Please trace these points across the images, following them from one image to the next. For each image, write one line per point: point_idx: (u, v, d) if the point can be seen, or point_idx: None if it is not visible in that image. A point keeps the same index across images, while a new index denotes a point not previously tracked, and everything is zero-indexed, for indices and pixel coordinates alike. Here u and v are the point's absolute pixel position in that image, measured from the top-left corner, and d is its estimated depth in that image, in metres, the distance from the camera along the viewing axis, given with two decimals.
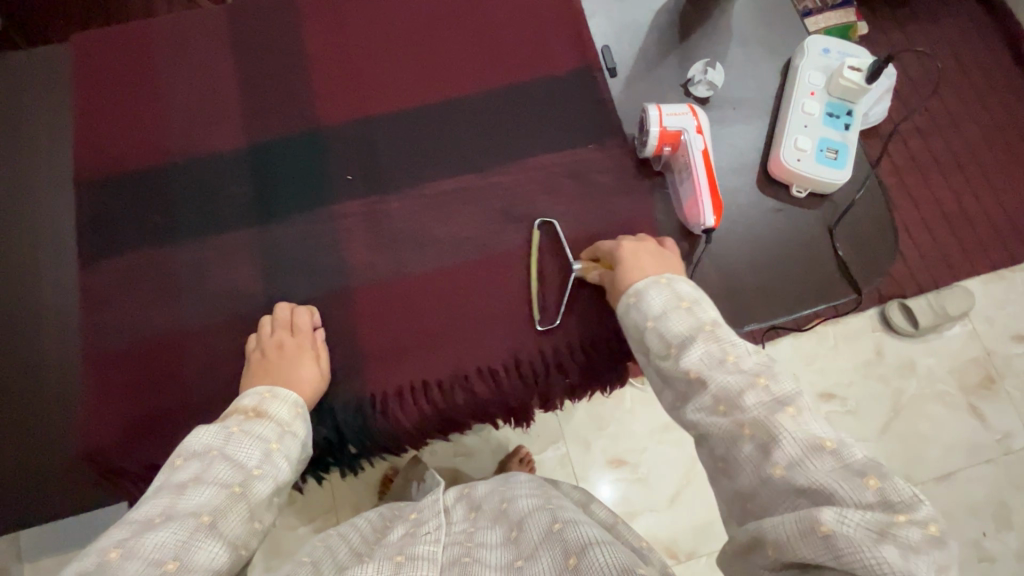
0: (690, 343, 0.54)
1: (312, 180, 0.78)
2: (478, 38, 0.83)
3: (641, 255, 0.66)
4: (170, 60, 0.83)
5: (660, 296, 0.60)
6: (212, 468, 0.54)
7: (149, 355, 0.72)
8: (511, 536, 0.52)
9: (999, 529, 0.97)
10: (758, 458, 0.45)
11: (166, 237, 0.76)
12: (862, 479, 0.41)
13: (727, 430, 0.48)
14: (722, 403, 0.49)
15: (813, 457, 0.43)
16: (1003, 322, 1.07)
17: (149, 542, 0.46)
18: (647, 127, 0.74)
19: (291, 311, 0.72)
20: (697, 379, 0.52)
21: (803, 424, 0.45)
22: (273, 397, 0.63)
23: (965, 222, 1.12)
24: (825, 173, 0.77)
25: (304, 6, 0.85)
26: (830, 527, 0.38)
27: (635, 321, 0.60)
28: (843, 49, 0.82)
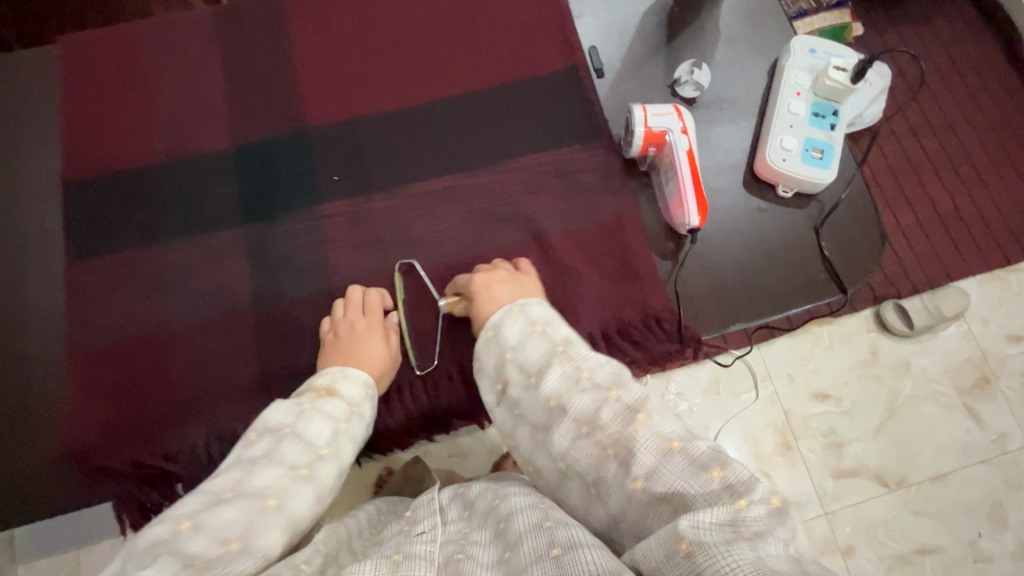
0: (547, 368, 0.52)
1: (298, 180, 0.79)
2: (463, 39, 0.83)
3: (502, 286, 0.65)
4: (157, 62, 0.83)
5: (515, 326, 0.57)
6: (282, 445, 0.53)
7: (136, 355, 0.73)
8: (499, 529, 0.50)
9: (994, 530, 0.97)
10: (621, 476, 0.44)
11: (153, 238, 0.77)
12: (706, 472, 0.41)
13: (593, 454, 0.46)
14: (583, 425, 0.47)
15: (665, 462, 0.42)
16: (999, 322, 1.07)
17: (221, 519, 0.45)
18: (632, 127, 0.75)
19: (362, 293, 0.73)
20: (556, 406, 0.49)
21: (656, 426, 0.44)
22: (345, 376, 0.63)
23: (962, 222, 1.11)
24: (811, 173, 0.77)
25: (288, 8, 0.85)
26: (690, 542, 0.37)
27: (497, 357, 0.57)
28: (829, 50, 0.82)
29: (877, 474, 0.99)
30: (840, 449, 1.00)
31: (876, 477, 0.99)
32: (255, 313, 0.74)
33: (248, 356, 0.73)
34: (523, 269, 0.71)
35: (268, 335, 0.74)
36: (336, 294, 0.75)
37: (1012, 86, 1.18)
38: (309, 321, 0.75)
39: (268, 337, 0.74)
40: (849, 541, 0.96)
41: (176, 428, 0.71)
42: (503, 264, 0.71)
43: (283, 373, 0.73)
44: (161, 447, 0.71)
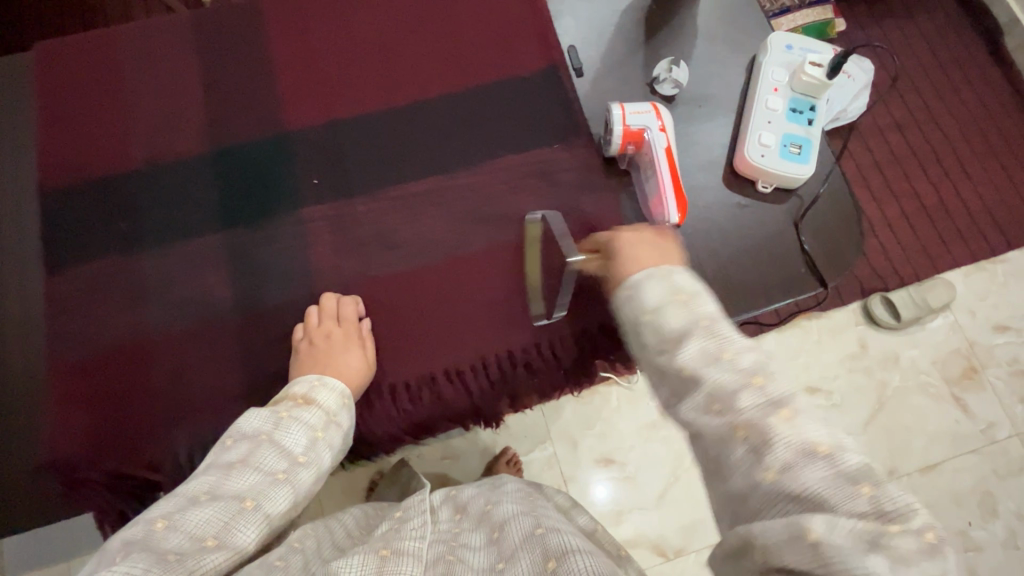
0: (686, 338, 0.42)
1: (279, 184, 0.78)
2: (442, 41, 0.83)
3: (637, 247, 0.53)
4: (135, 69, 0.83)
5: (657, 288, 0.45)
6: (259, 451, 0.53)
7: (116, 365, 0.72)
8: (492, 536, 0.52)
9: (984, 519, 0.98)
10: (750, 463, 0.38)
11: (132, 245, 0.76)
12: (853, 486, 0.36)
13: (719, 432, 0.39)
14: (715, 403, 0.40)
15: (806, 462, 0.37)
16: (985, 313, 1.08)
17: (196, 518, 0.46)
18: (611, 125, 0.75)
19: (337, 301, 0.73)
20: (690, 378, 0.41)
21: (802, 426, 0.38)
22: (322, 386, 0.63)
23: (946, 214, 1.12)
24: (789, 168, 0.78)
25: (267, 11, 0.85)
26: (817, 535, 0.34)
27: (633, 318, 0.46)
28: (805, 45, 0.83)
29: None
30: None
31: None
32: (237, 318, 0.74)
33: (230, 363, 0.73)
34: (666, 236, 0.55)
35: (251, 341, 0.74)
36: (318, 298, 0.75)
37: (992, 78, 1.20)
38: (292, 325, 0.74)
39: (250, 344, 0.74)
40: None
41: (160, 437, 0.71)
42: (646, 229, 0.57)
43: (266, 378, 0.72)
44: (142, 456, 0.70)
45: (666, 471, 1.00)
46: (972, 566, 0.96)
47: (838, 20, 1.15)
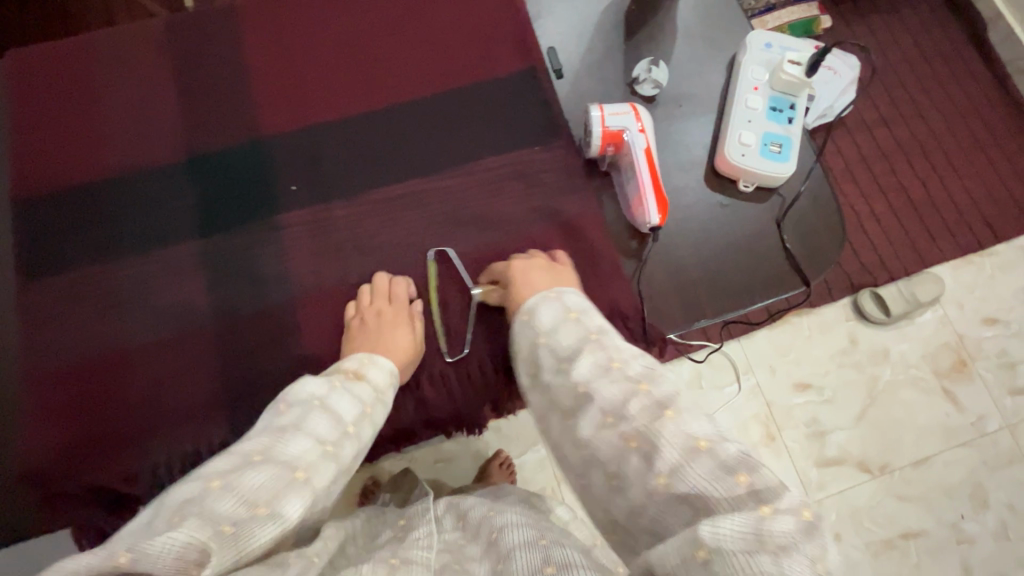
0: (577, 355, 0.50)
1: (256, 189, 0.78)
2: (419, 43, 0.83)
3: (536, 274, 0.65)
4: (107, 75, 0.82)
5: (549, 312, 0.55)
6: (312, 417, 0.52)
7: (92, 377, 0.71)
8: (492, 539, 0.50)
9: (976, 511, 0.98)
10: (643, 471, 0.41)
11: (105, 254, 0.75)
12: (731, 476, 0.37)
13: (613, 447, 0.43)
14: (608, 415, 0.44)
15: (688, 461, 0.39)
16: (974, 306, 1.08)
17: (250, 481, 0.44)
18: (590, 127, 0.75)
19: (389, 281, 0.74)
20: (583, 394, 0.47)
21: (684, 424, 0.41)
22: (372, 363, 0.63)
23: (933, 208, 1.12)
24: (769, 167, 0.77)
25: (240, 15, 0.84)
26: (709, 548, 0.34)
27: (529, 341, 0.55)
28: (784, 43, 0.83)
29: (860, 460, 1.00)
30: (824, 437, 1.01)
31: (860, 463, 1.00)
32: (215, 327, 0.73)
33: (209, 372, 0.72)
34: (561, 260, 0.71)
35: (229, 350, 0.73)
36: (298, 304, 0.75)
37: (975, 72, 1.20)
38: (272, 333, 0.73)
39: (229, 352, 0.73)
40: (835, 529, 0.97)
41: (137, 449, 0.70)
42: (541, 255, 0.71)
43: (245, 387, 0.72)
44: (119, 469, 0.69)
45: None
46: (964, 558, 0.96)
47: (823, 17, 1.15)
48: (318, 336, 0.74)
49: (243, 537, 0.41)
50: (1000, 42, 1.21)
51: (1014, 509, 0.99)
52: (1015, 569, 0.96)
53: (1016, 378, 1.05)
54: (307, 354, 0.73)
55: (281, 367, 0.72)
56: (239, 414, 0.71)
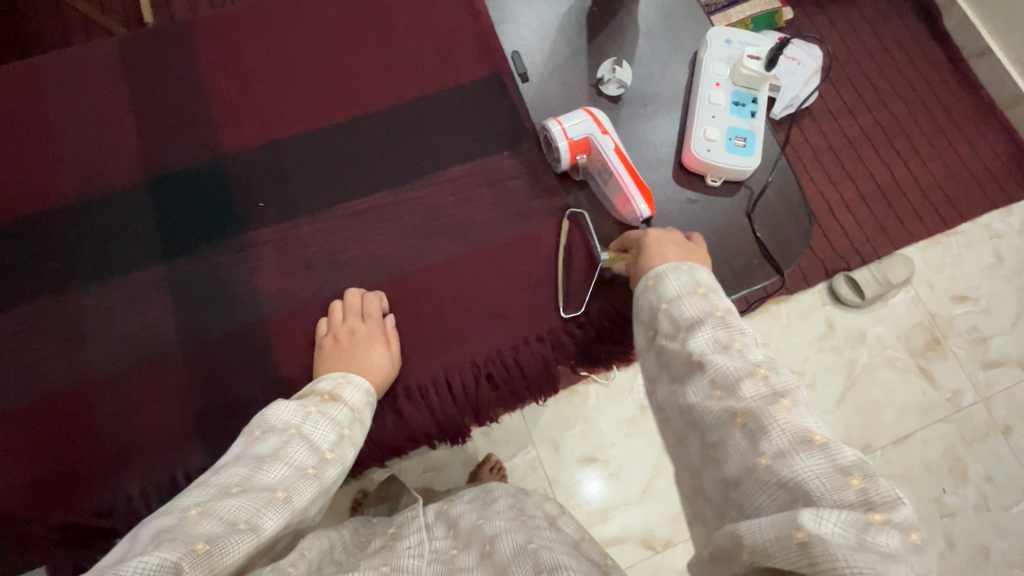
0: (698, 326, 0.51)
1: (221, 209, 0.77)
2: (380, 54, 0.83)
3: (667, 245, 0.64)
4: (56, 98, 0.79)
5: (679, 280, 0.57)
6: (289, 446, 0.51)
7: (55, 412, 0.69)
8: (484, 551, 0.50)
9: (957, 485, 1.01)
10: (747, 445, 0.43)
11: (65, 284, 0.74)
12: (843, 478, 0.39)
13: (720, 416, 0.45)
14: (717, 389, 0.47)
15: (801, 449, 0.41)
16: (943, 285, 1.11)
17: (227, 507, 0.44)
18: (555, 143, 0.75)
19: (361, 297, 0.74)
20: (697, 361, 0.49)
21: (798, 417, 0.43)
22: (346, 383, 0.61)
23: (900, 192, 1.15)
24: (734, 160, 0.79)
25: (195, 32, 0.83)
26: (807, 531, 0.36)
27: (650, 304, 0.57)
28: (744, 38, 0.84)
29: (843, 442, 1.02)
30: None
31: (843, 445, 1.02)
32: (184, 351, 0.72)
33: (180, 398, 0.71)
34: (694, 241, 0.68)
35: (199, 373, 0.71)
36: (271, 323, 0.74)
37: (933, 57, 1.23)
38: (244, 353, 0.72)
39: (200, 375, 0.71)
40: None
41: (105, 484, 0.68)
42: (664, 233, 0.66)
43: (219, 410, 0.71)
44: (90, 503, 0.68)
45: (648, 466, 0.98)
46: (948, 531, 0.99)
47: (786, 10, 1.17)
48: (293, 352, 0.73)
49: (217, 561, 0.40)
50: (954, 27, 1.24)
51: (992, 480, 1.02)
52: (996, 538, 0.99)
53: (987, 352, 1.08)
54: (282, 371, 0.72)
55: (255, 388, 0.71)
56: (214, 437, 0.70)
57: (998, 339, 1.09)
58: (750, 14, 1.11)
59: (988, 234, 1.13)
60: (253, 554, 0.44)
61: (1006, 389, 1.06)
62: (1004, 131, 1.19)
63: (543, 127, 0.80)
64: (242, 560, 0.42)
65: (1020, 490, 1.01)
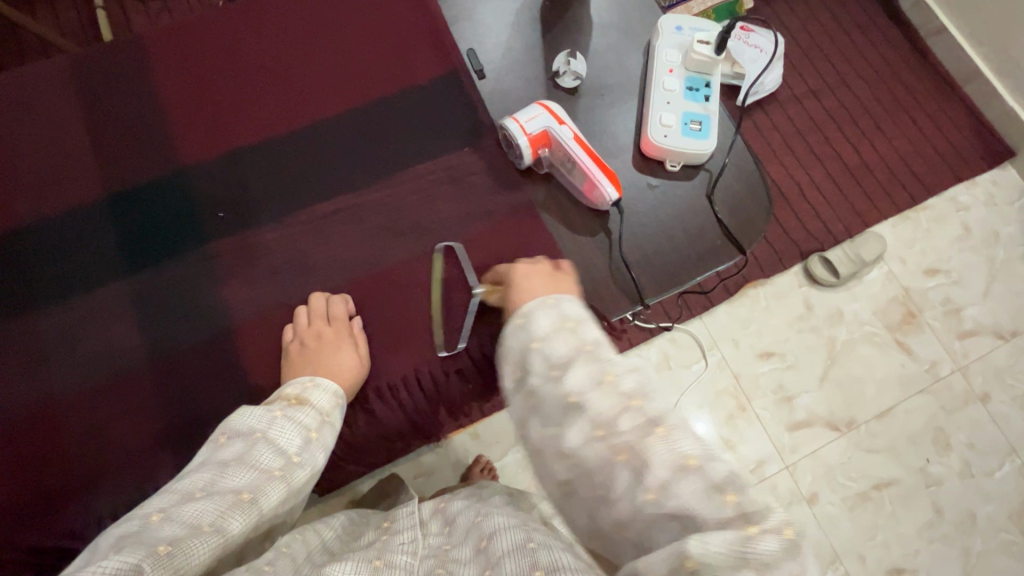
0: (571, 365, 0.45)
1: (184, 221, 0.77)
2: (337, 59, 0.83)
3: (532, 278, 0.58)
4: (5, 118, 0.78)
5: (547, 318, 0.49)
6: (255, 450, 0.50)
7: (22, 436, 0.68)
8: (480, 546, 0.49)
9: (940, 454, 1.03)
10: (632, 485, 0.41)
11: (26, 306, 0.73)
12: (720, 495, 0.39)
13: (602, 459, 0.42)
14: (597, 428, 0.43)
15: (679, 479, 0.40)
16: (915, 259, 1.13)
17: (189, 512, 0.43)
18: (515, 141, 0.76)
19: (326, 300, 0.73)
20: (573, 405, 0.44)
21: (675, 444, 0.41)
22: (315, 387, 0.61)
23: (867, 170, 1.17)
24: (691, 144, 0.80)
25: (149, 46, 0.82)
26: (694, 560, 0.36)
27: (520, 345, 0.49)
28: (694, 25, 0.85)
29: (828, 420, 1.04)
30: (792, 402, 1.04)
31: (828, 422, 1.04)
32: (153, 366, 0.71)
33: (151, 414, 0.70)
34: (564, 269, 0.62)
35: (171, 387, 0.71)
36: (241, 333, 0.73)
37: (890, 37, 1.25)
38: (217, 363, 0.72)
39: (172, 389, 0.71)
40: (812, 489, 1.00)
41: (79, 507, 0.67)
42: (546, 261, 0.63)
43: (193, 424, 0.70)
44: (64, 525, 0.66)
45: None
46: (935, 501, 1.00)
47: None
48: (264, 361, 0.72)
49: (180, 562, 0.40)
50: (909, 8, 1.27)
51: (974, 447, 1.04)
52: (981, 504, 1.01)
53: (961, 323, 1.10)
54: (255, 380, 0.72)
55: (226, 399, 0.71)
56: (189, 452, 0.69)
57: (971, 310, 1.11)
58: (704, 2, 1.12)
59: (955, 207, 1.16)
60: (221, 557, 0.44)
61: (981, 357, 1.09)
62: (963, 106, 1.22)
63: (501, 125, 0.81)
64: (207, 563, 0.42)
65: (1002, 454, 1.04)
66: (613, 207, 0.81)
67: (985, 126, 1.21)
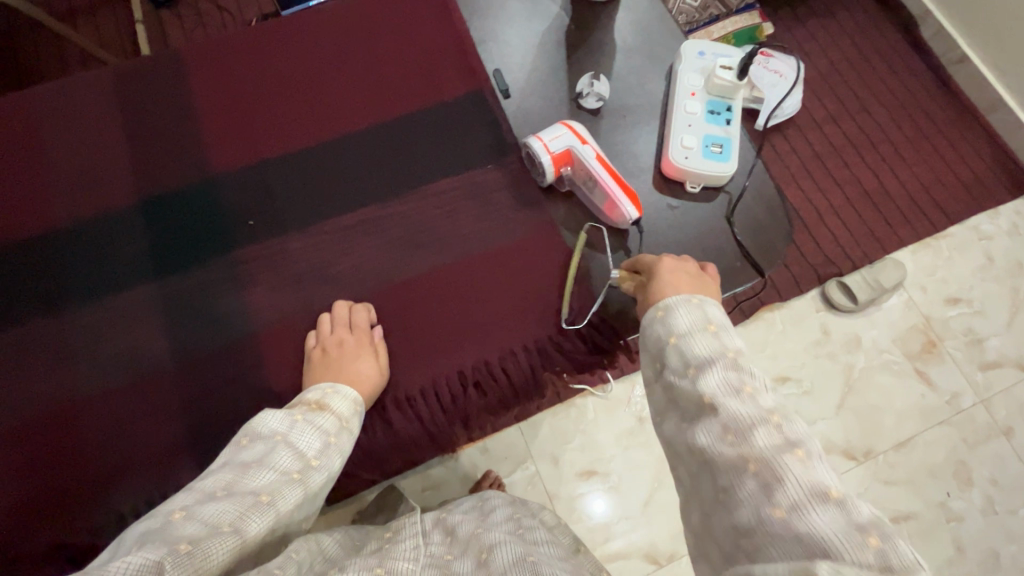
0: (709, 365, 0.49)
1: (211, 228, 0.79)
2: (366, 76, 0.86)
3: (679, 275, 0.62)
4: (48, 124, 0.82)
5: (690, 316, 0.54)
6: (274, 454, 0.52)
7: (44, 431, 0.70)
8: (481, 559, 0.50)
9: (961, 489, 1.00)
10: (760, 496, 0.41)
11: (55, 305, 0.75)
12: (862, 536, 0.37)
13: (731, 462, 0.44)
14: (729, 433, 0.45)
15: (815, 506, 0.39)
16: (936, 287, 1.12)
17: (210, 512, 0.44)
18: (538, 159, 0.78)
19: (348, 309, 0.75)
20: (708, 404, 0.47)
21: (812, 469, 0.41)
22: (335, 393, 0.62)
23: (888, 196, 1.17)
24: (711, 167, 0.81)
25: (188, 60, 0.86)
26: None
27: (660, 337, 0.54)
28: (717, 50, 0.87)
29: (844, 448, 1.02)
30: (807, 429, 1.03)
31: (844, 451, 1.02)
32: (174, 367, 0.73)
33: (171, 415, 0.71)
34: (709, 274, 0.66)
35: (189, 390, 0.72)
36: (262, 338, 0.75)
37: (913, 65, 1.26)
38: (238, 368, 0.73)
39: (191, 391, 0.72)
40: None
41: (93, 505, 0.68)
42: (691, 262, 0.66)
43: (212, 426, 0.71)
44: (81, 520, 0.68)
45: (648, 477, 0.97)
46: (956, 537, 0.98)
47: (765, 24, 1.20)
48: (284, 367, 0.74)
49: (200, 561, 0.40)
50: (932, 36, 1.27)
51: (996, 483, 1.01)
52: (1005, 543, 0.98)
53: (984, 354, 1.08)
54: (274, 386, 0.73)
55: (246, 403, 0.72)
56: (208, 454, 0.70)
57: (995, 340, 1.09)
58: (727, 28, 1.14)
59: (978, 236, 1.15)
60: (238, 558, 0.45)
61: (1005, 390, 1.06)
62: (987, 135, 1.21)
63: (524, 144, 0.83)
64: (225, 563, 0.43)
65: None
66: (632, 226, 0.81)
67: (1009, 156, 1.20)
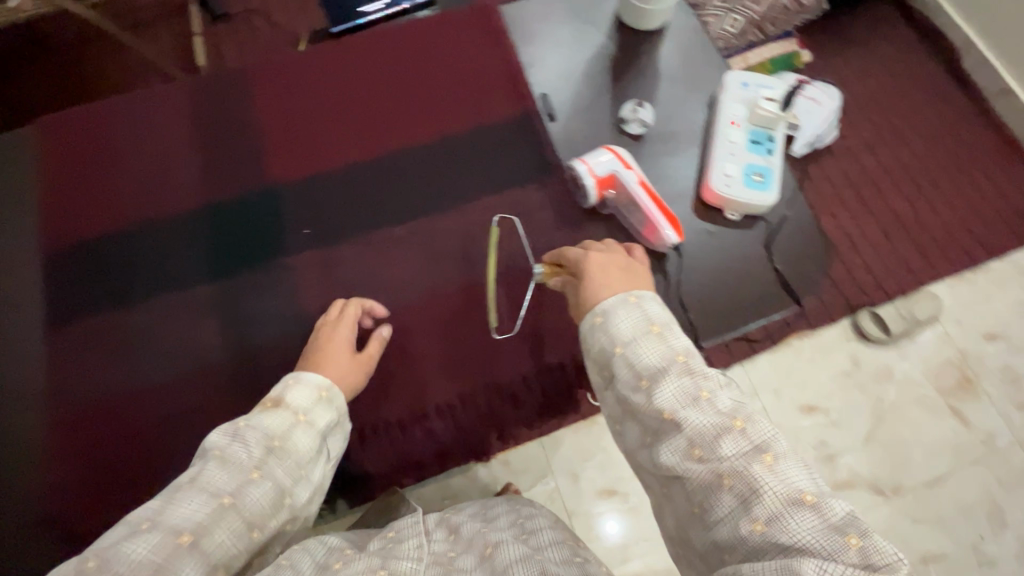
0: (661, 377, 0.51)
1: (266, 234, 0.83)
2: (417, 95, 0.90)
3: (612, 268, 0.63)
4: (122, 132, 0.88)
5: (628, 318, 0.56)
6: (205, 476, 0.50)
7: (106, 415, 0.76)
8: (485, 554, 0.52)
9: (995, 532, 0.98)
10: (738, 511, 0.45)
11: (119, 300, 0.80)
12: (841, 537, 0.41)
13: (705, 478, 0.47)
14: (696, 448, 0.48)
15: (793, 512, 0.43)
16: (974, 323, 1.10)
17: (131, 552, 0.44)
18: (582, 181, 0.81)
19: (340, 308, 0.76)
20: (669, 420, 0.50)
21: (781, 473, 0.45)
22: (293, 384, 0.61)
23: (925, 228, 1.16)
24: (754, 196, 0.83)
25: (253, 74, 0.91)
26: None
27: (604, 342, 0.56)
28: (759, 82, 0.89)
29: (872, 482, 1.01)
30: (834, 460, 1.02)
31: (872, 486, 1.01)
32: (226, 365, 0.77)
33: (219, 411, 0.75)
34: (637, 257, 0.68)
35: (239, 387, 0.76)
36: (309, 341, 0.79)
37: (956, 98, 1.25)
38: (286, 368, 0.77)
39: (240, 388, 0.76)
40: None
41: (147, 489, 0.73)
42: (620, 250, 0.68)
43: None
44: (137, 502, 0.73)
45: None
46: None
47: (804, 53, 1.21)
48: None
49: None
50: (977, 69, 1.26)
51: None
52: None
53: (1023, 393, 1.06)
54: None
55: None
56: None
57: None
58: (767, 56, 1.16)
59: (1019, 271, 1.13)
60: None
61: None
62: None
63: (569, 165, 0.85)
64: None
65: None
66: (670, 250, 0.84)
67: None
